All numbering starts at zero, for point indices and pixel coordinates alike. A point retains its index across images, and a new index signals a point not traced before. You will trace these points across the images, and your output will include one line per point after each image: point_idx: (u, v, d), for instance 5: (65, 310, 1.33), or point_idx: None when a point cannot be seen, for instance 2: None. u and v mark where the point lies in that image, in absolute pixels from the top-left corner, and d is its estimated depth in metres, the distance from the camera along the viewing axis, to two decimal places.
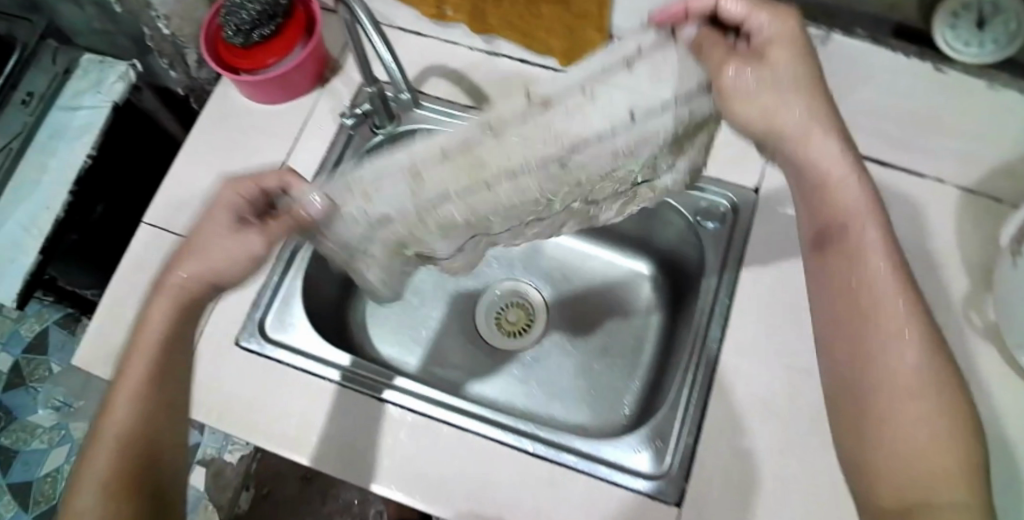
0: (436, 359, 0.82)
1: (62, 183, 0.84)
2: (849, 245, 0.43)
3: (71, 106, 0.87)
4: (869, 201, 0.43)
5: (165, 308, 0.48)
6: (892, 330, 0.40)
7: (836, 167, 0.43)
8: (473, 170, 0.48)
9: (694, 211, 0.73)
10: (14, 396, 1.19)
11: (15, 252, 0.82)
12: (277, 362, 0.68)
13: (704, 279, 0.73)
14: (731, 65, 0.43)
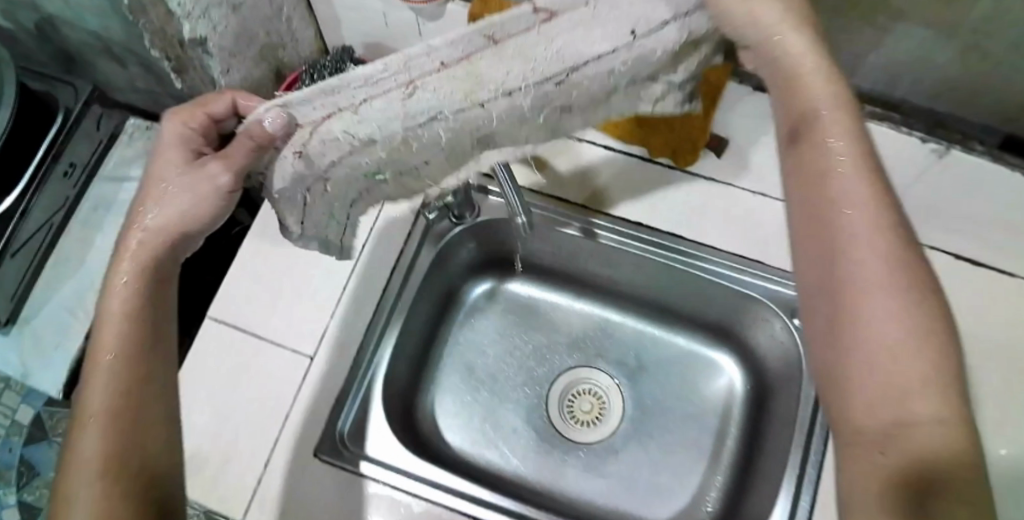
0: (505, 444, 0.83)
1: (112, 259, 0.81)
2: (819, 137, 0.38)
3: (117, 176, 0.84)
4: (840, 95, 0.38)
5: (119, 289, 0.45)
6: (852, 237, 0.35)
7: (807, 63, 0.39)
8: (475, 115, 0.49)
9: (789, 312, 0.73)
10: (35, 450, 1.16)
11: (61, 335, 0.79)
12: (341, 467, 0.67)
13: (789, 381, 0.74)
14: (762, 30, 0.40)
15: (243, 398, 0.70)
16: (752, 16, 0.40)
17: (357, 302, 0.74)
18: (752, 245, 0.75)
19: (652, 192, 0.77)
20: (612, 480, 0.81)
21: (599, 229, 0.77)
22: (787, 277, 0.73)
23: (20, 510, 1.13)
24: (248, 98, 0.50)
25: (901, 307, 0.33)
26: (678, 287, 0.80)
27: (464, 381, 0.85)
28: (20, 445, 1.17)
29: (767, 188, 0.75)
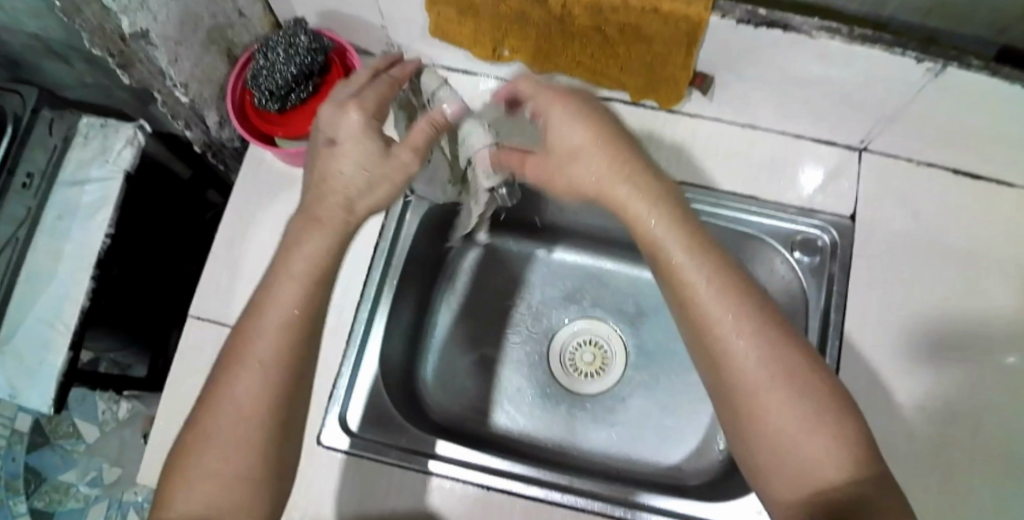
0: (544, 415, 0.80)
1: (84, 269, 0.78)
2: (658, 246, 0.48)
3: (77, 180, 0.79)
4: (650, 193, 0.50)
5: (269, 342, 0.46)
6: (728, 326, 0.43)
7: (603, 180, 0.51)
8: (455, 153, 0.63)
9: (789, 244, 0.71)
10: (41, 457, 1.14)
11: (45, 352, 0.77)
12: (362, 454, 0.66)
13: (796, 314, 0.72)
14: (562, 146, 0.52)
15: None
16: (573, 160, 0.51)
17: (345, 283, 0.72)
18: (746, 182, 0.73)
19: (640, 136, 0.74)
20: (648, 435, 0.78)
21: None
22: (782, 213, 0.71)
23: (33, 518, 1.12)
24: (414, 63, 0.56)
25: (794, 385, 0.42)
26: None
27: (508, 365, 0.82)
28: (23, 454, 1.14)
29: (756, 121, 0.73)
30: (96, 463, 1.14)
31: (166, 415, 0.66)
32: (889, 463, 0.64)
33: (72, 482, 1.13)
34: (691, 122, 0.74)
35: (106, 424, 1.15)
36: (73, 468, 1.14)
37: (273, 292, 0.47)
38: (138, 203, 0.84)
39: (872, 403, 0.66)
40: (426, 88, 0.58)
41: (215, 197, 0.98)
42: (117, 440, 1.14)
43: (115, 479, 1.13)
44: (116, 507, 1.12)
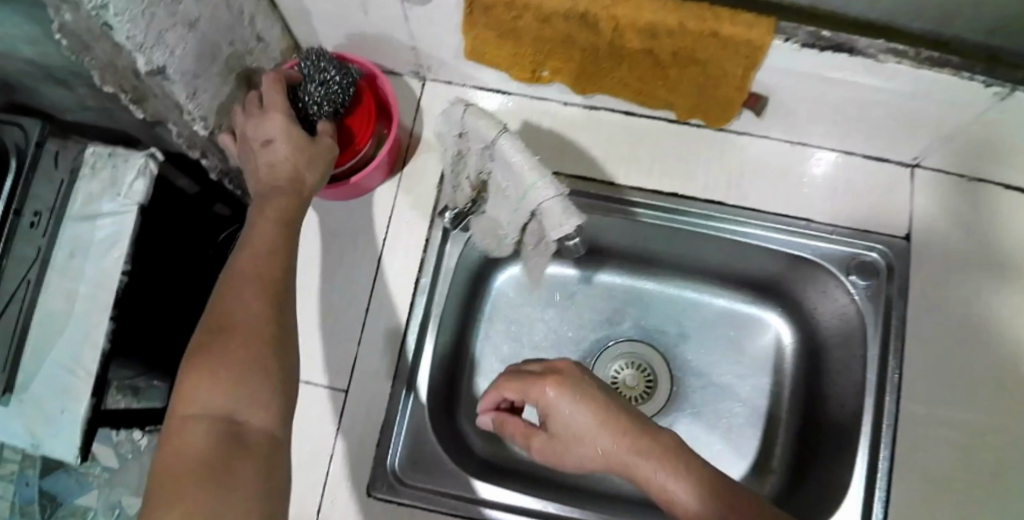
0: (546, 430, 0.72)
1: (101, 308, 0.73)
2: (616, 463, 0.49)
3: (88, 215, 0.75)
4: (607, 416, 0.50)
5: (256, 257, 0.48)
6: (684, 505, 0.46)
7: (590, 447, 0.50)
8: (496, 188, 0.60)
9: (845, 268, 0.67)
10: (55, 480, 1.02)
11: (65, 398, 0.73)
12: (415, 505, 0.63)
13: (853, 341, 0.68)
14: (544, 403, 0.51)
15: None
16: (578, 436, 0.50)
17: (386, 322, 0.67)
18: (799, 203, 0.69)
19: (686, 157, 0.68)
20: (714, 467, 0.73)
21: (638, 207, 0.66)
22: (836, 234, 0.68)
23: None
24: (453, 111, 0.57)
25: None
26: (724, 252, 0.70)
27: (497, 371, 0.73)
28: (37, 478, 1.02)
29: (807, 138, 0.69)
30: (115, 490, 1.00)
31: None
32: (945, 491, 0.64)
33: (90, 506, 1.00)
34: (741, 140, 0.69)
35: (121, 446, 1.01)
36: (91, 493, 1.00)
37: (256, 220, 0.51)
38: (154, 234, 0.77)
39: (926, 433, 0.65)
40: (484, 138, 0.56)
41: (223, 212, 0.90)
42: (137, 466, 1.00)
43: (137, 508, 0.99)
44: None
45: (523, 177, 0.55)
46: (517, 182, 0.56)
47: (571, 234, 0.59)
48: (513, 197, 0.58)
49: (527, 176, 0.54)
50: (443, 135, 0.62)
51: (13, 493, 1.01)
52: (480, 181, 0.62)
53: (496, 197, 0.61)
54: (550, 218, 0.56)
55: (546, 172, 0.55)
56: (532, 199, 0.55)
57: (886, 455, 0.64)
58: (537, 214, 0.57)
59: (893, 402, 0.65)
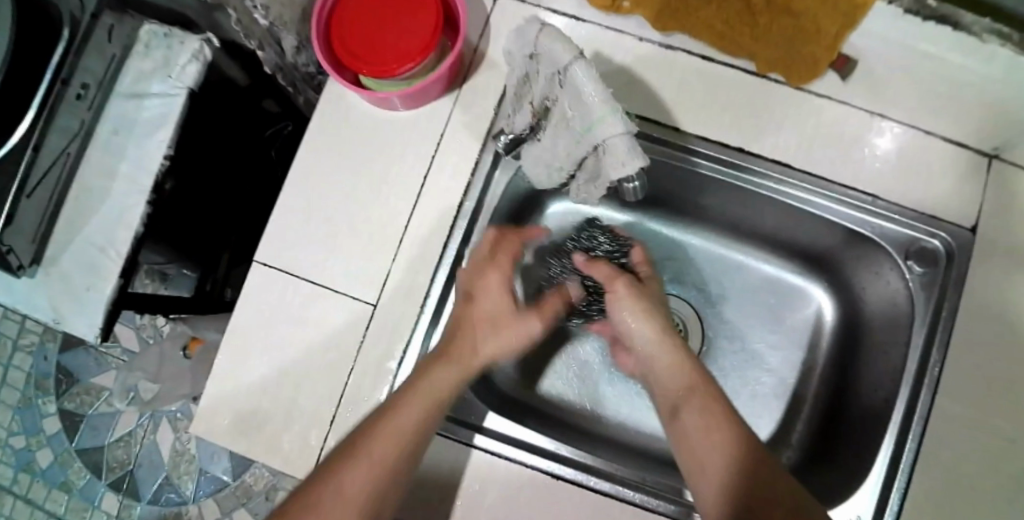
0: (575, 365, 0.73)
1: (139, 190, 0.72)
2: (666, 341, 0.61)
3: (138, 93, 0.73)
4: (668, 315, 0.63)
5: (426, 400, 0.54)
6: (723, 411, 0.55)
7: (657, 318, 0.62)
8: (560, 117, 0.54)
9: (903, 253, 0.65)
10: (74, 357, 1.03)
11: (92, 275, 0.73)
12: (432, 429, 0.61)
13: (900, 328, 0.66)
14: (646, 270, 0.67)
15: (298, 350, 0.64)
16: (654, 308, 0.63)
17: (422, 244, 0.64)
18: (869, 179, 0.65)
19: (758, 114, 0.64)
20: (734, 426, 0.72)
21: (699, 158, 0.64)
22: (900, 214, 0.64)
23: (61, 419, 1.02)
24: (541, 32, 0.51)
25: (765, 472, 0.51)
26: (776, 217, 0.69)
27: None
28: (55, 352, 1.04)
29: (889, 110, 0.64)
30: (132, 374, 1.01)
31: (229, 361, 0.64)
32: (977, 498, 0.61)
33: (106, 386, 1.02)
34: (820, 102, 0.64)
35: (143, 330, 1.02)
36: (108, 374, 1.03)
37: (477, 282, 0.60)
38: (199, 125, 0.76)
39: (963, 435, 0.62)
40: (557, 61, 0.50)
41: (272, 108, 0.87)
42: (153, 355, 1.00)
43: (151, 394, 1.01)
44: (147, 417, 1.01)
45: (591, 109, 0.50)
46: (584, 114, 0.51)
47: (632, 179, 0.53)
48: (577, 128, 0.52)
49: (597, 108, 0.49)
50: (512, 53, 0.56)
51: (30, 366, 1.03)
52: (542, 110, 0.57)
53: (557, 127, 0.55)
54: (612, 157, 0.50)
55: (617, 106, 0.49)
56: (598, 133, 0.50)
57: (912, 445, 0.61)
58: (599, 150, 0.52)
59: (928, 397, 0.62)
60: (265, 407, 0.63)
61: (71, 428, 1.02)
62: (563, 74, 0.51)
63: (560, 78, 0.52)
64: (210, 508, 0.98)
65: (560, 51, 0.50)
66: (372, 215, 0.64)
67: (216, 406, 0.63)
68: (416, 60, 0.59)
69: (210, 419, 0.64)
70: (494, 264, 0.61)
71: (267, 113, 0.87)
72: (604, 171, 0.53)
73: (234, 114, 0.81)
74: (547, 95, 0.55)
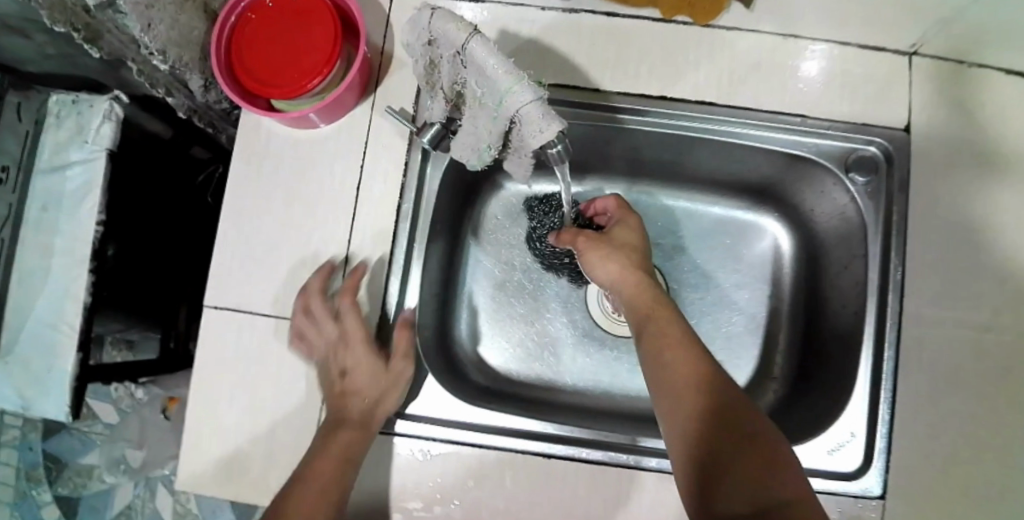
0: (540, 344, 0.73)
1: (79, 261, 0.70)
2: (630, 276, 0.56)
3: (58, 165, 0.71)
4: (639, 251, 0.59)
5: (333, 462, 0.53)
6: (685, 339, 0.51)
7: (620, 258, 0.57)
8: (473, 98, 0.53)
9: (843, 166, 0.65)
10: (59, 442, 1.01)
11: (50, 356, 0.70)
12: (416, 437, 0.61)
13: (854, 240, 0.66)
14: (624, 216, 0.63)
15: (267, 385, 0.63)
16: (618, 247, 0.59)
17: (369, 256, 0.63)
18: (794, 100, 0.65)
19: (673, 60, 0.64)
20: None
21: (624, 113, 0.64)
22: (832, 128, 0.64)
23: (59, 505, 1.00)
24: (432, 13, 0.50)
25: (738, 412, 0.48)
26: (714, 157, 0.69)
27: (484, 293, 0.73)
28: (40, 441, 1.01)
29: (799, 30, 0.64)
30: (116, 446, 1.00)
31: (198, 411, 0.62)
32: (960, 391, 0.61)
33: (95, 464, 1.00)
34: (731, 37, 0.65)
35: (121, 402, 1.01)
36: (94, 451, 1.00)
37: (339, 330, 0.60)
38: (126, 182, 0.75)
39: (936, 332, 0.62)
40: (454, 41, 0.49)
41: (202, 152, 0.88)
42: (134, 422, 1.00)
43: (140, 462, 1.00)
44: (143, 485, 1.00)
45: (498, 83, 0.48)
46: (491, 90, 0.49)
47: (554, 144, 0.51)
48: (489, 106, 0.51)
49: (502, 79, 0.48)
50: (412, 46, 0.55)
51: (16, 459, 1.00)
52: (456, 93, 0.55)
53: (472, 109, 0.54)
54: (529, 126, 0.49)
55: (522, 75, 0.48)
56: (510, 105, 0.48)
57: (890, 354, 0.61)
58: (516, 123, 0.50)
59: (896, 301, 0.62)
60: (245, 451, 0.62)
61: (70, 512, 1.00)
62: (461, 46, 0.49)
63: (462, 59, 0.50)
64: None
65: (454, 29, 0.49)
66: (313, 236, 0.63)
67: (195, 458, 0.62)
68: (321, 73, 0.58)
69: (191, 472, 0.62)
70: (334, 351, 0.59)
71: (198, 160, 0.88)
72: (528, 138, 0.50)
73: (163, 166, 0.81)
74: (455, 76, 0.53)
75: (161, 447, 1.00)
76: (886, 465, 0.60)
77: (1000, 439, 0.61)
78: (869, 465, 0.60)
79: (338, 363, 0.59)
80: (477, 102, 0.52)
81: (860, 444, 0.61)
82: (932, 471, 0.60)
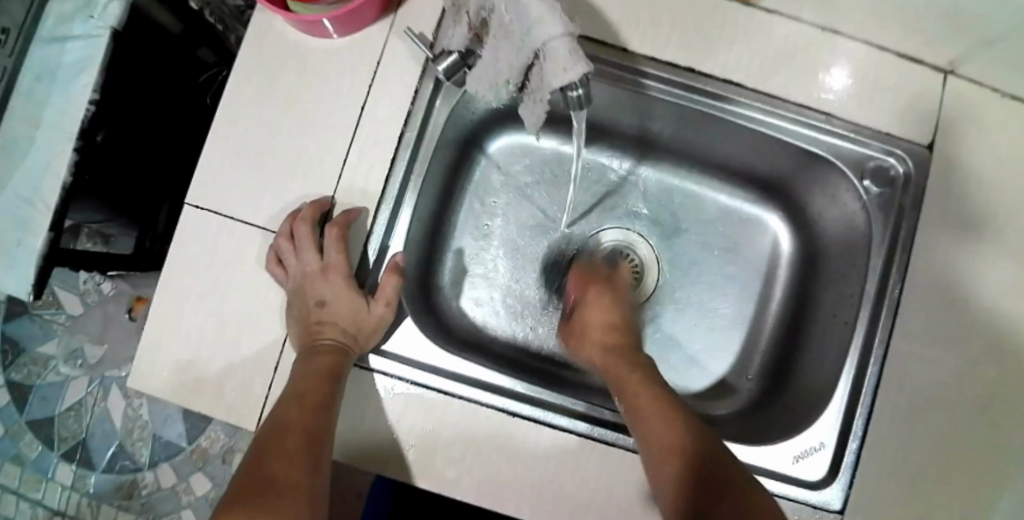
0: (524, 304, 0.71)
1: (66, 138, 0.68)
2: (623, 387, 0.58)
3: (59, 36, 0.69)
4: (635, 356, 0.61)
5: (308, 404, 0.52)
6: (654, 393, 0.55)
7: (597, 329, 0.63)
8: (499, 27, 0.49)
9: (858, 172, 0.63)
10: (19, 326, 0.99)
11: (21, 230, 0.68)
12: (384, 373, 0.60)
13: (857, 249, 0.64)
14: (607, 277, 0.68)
15: (236, 291, 0.61)
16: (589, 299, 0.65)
17: (362, 179, 0.61)
18: (823, 97, 0.63)
19: (707, 34, 0.62)
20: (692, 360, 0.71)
21: (649, 79, 0.62)
22: (854, 131, 0.62)
23: (10, 391, 0.98)
24: None
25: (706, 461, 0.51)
26: (731, 142, 0.67)
27: (473, 246, 0.71)
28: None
29: (841, 26, 0.62)
30: (75, 338, 0.98)
31: (160, 306, 0.60)
32: (935, 419, 0.60)
33: (51, 355, 0.99)
34: (770, 21, 0.62)
35: (88, 296, 0.98)
36: (53, 341, 0.99)
37: (322, 264, 0.58)
38: (123, 68, 0.72)
39: (922, 357, 0.61)
40: None
41: (210, 55, 0.85)
42: (98, 316, 0.98)
43: (97, 359, 0.98)
44: (97, 383, 0.98)
45: (528, 11, 0.44)
46: (520, 18, 0.45)
47: (576, 87, 0.47)
48: (516, 34, 0.47)
49: (534, 8, 0.43)
50: None
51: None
52: (482, 20, 0.52)
53: (497, 39, 0.50)
54: (552, 63, 0.45)
55: (555, 7, 0.44)
56: (536, 36, 0.44)
57: (874, 369, 0.60)
58: (540, 56, 0.46)
59: (888, 318, 0.60)
60: (204, 355, 0.60)
61: (20, 399, 0.98)
62: None
63: None
64: (166, 473, 0.97)
65: None
66: (308, 149, 0.61)
67: (150, 353, 0.60)
68: None
69: (144, 368, 0.60)
70: (307, 284, 0.58)
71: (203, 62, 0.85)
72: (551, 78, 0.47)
73: (167, 60, 0.79)
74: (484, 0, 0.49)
75: (123, 347, 0.98)
76: (850, 481, 0.59)
77: (964, 473, 0.60)
78: (833, 478, 0.59)
79: (315, 296, 0.58)
80: (504, 31, 0.49)
81: (827, 455, 0.60)
82: (894, 494, 0.59)
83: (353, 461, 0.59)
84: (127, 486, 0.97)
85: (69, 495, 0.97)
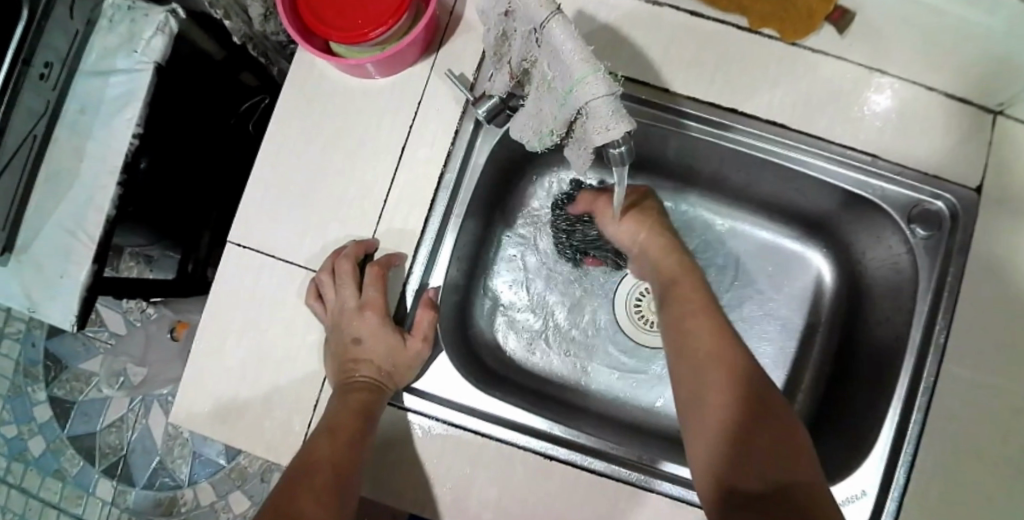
0: (560, 333, 0.72)
1: (110, 170, 0.69)
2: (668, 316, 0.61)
3: (103, 71, 0.69)
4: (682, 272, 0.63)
5: (340, 443, 0.52)
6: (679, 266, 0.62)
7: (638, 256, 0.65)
8: (543, 80, 0.49)
9: (905, 216, 0.61)
10: (62, 344, 1.02)
11: (65, 262, 0.69)
12: (424, 415, 0.60)
13: (901, 293, 0.63)
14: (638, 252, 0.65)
15: (280, 332, 0.61)
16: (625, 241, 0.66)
17: (402, 220, 0.61)
18: (869, 139, 0.61)
19: (751, 73, 0.61)
20: None
21: (689, 120, 0.61)
22: (902, 173, 0.61)
23: (53, 407, 1.01)
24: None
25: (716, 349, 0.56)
26: (772, 179, 0.66)
27: (511, 277, 0.72)
28: (44, 340, 1.02)
29: (888, 65, 0.61)
30: (118, 359, 1.00)
31: (206, 346, 0.61)
32: (982, 467, 0.59)
33: (93, 372, 1.01)
34: (816, 60, 0.61)
35: (130, 314, 1.01)
36: (95, 359, 1.01)
37: (359, 302, 0.58)
38: (166, 99, 0.73)
39: (970, 403, 0.59)
40: (531, 19, 0.43)
41: (249, 81, 0.87)
42: (139, 337, 1.00)
43: (140, 378, 0.99)
44: (138, 401, 1.01)
45: (571, 71, 0.43)
46: (564, 75, 0.44)
47: (619, 143, 0.47)
48: (557, 91, 0.46)
49: (576, 68, 0.43)
50: (486, 12, 0.50)
51: (19, 353, 1.01)
52: (523, 70, 0.52)
53: (539, 90, 0.50)
54: (595, 121, 0.45)
55: (598, 65, 0.43)
56: (578, 96, 0.44)
57: (917, 417, 0.59)
58: (583, 115, 0.46)
59: (933, 366, 0.59)
60: (247, 395, 0.61)
61: (63, 415, 1.00)
62: (539, 26, 0.43)
63: (538, 36, 0.45)
64: (205, 491, 0.99)
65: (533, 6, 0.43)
66: (351, 189, 0.61)
67: (195, 394, 0.61)
68: (388, 22, 0.54)
69: (190, 407, 0.61)
70: (342, 320, 0.58)
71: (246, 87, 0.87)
72: (594, 134, 0.46)
73: (207, 89, 0.79)
74: (528, 53, 0.48)
75: (164, 369, 0.97)
76: None
77: None
78: None
79: (351, 334, 0.58)
80: (548, 85, 0.48)
81: (868, 504, 0.59)
82: None
83: (393, 502, 0.59)
84: (166, 503, 0.99)
85: (109, 511, 0.99)
